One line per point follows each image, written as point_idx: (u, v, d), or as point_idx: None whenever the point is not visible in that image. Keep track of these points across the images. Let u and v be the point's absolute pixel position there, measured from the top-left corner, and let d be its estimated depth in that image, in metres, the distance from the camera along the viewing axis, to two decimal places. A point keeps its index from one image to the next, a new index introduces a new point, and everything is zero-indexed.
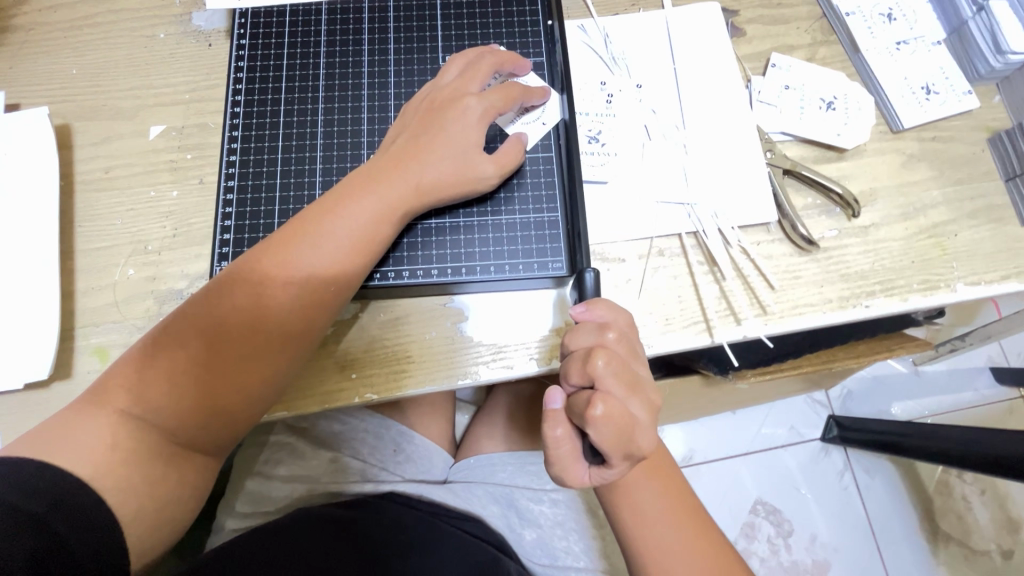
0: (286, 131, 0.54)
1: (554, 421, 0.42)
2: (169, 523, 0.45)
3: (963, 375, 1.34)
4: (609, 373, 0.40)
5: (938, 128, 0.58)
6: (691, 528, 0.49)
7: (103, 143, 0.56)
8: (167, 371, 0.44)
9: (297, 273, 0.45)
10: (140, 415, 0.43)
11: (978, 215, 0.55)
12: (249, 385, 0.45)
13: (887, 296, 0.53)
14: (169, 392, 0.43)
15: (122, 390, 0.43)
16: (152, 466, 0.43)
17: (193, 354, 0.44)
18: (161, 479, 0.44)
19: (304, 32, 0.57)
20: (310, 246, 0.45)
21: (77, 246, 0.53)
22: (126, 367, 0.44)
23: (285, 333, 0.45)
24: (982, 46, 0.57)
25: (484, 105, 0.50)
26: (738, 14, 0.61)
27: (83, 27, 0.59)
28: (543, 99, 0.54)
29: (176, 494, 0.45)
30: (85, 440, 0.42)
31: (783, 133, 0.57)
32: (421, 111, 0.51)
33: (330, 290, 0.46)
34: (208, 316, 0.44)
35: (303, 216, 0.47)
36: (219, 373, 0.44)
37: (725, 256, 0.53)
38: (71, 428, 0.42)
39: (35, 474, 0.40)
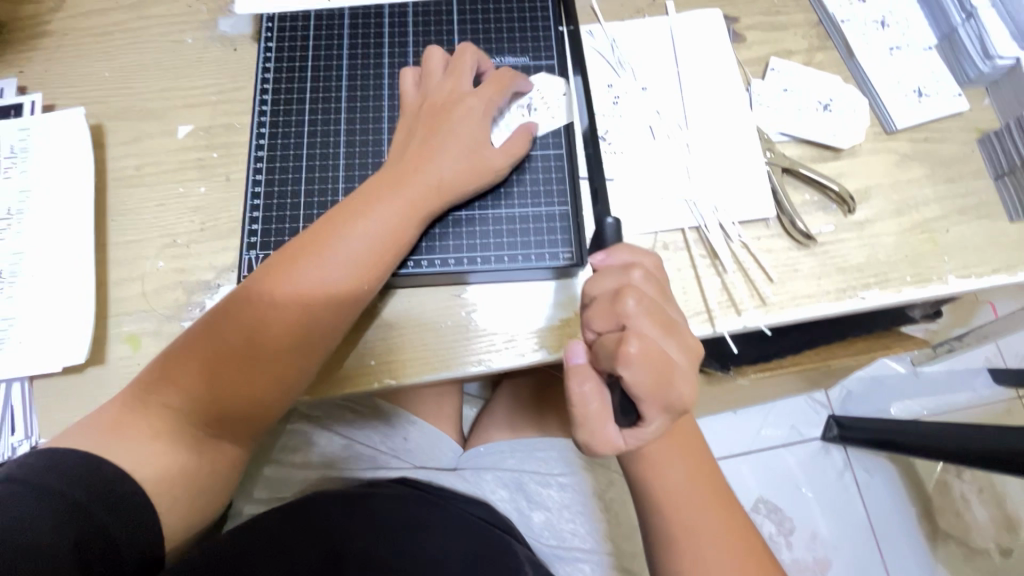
0: (310, 129, 0.57)
1: (580, 377, 0.43)
2: (206, 506, 0.48)
3: (960, 376, 1.36)
4: (641, 311, 0.42)
5: (930, 129, 0.60)
6: (699, 496, 0.51)
7: (133, 142, 0.59)
8: (197, 372, 0.46)
9: (328, 271, 0.47)
10: (178, 399, 0.46)
11: (967, 212, 0.58)
12: (287, 375, 0.47)
13: (882, 289, 0.55)
14: (211, 386, 0.46)
15: (157, 377, 0.46)
16: (182, 455, 0.46)
17: (224, 357, 0.46)
18: (191, 470, 0.46)
19: (326, 35, 0.60)
20: (340, 246, 0.48)
21: (109, 239, 0.55)
22: (157, 368, 0.47)
23: (316, 329, 0.48)
24: (971, 51, 0.60)
25: (483, 102, 0.53)
26: (739, 21, 0.64)
27: (114, 33, 0.62)
28: (526, 87, 0.57)
29: (209, 481, 0.47)
30: (122, 428, 0.45)
31: (782, 133, 0.60)
32: (424, 114, 0.53)
33: (362, 284, 0.49)
34: (240, 316, 0.47)
35: (329, 221, 0.49)
36: (257, 368, 0.46)
37: (726, 249, 0.56)
38: (111, 417, 0.45)
39: (79, 462, 0.43)
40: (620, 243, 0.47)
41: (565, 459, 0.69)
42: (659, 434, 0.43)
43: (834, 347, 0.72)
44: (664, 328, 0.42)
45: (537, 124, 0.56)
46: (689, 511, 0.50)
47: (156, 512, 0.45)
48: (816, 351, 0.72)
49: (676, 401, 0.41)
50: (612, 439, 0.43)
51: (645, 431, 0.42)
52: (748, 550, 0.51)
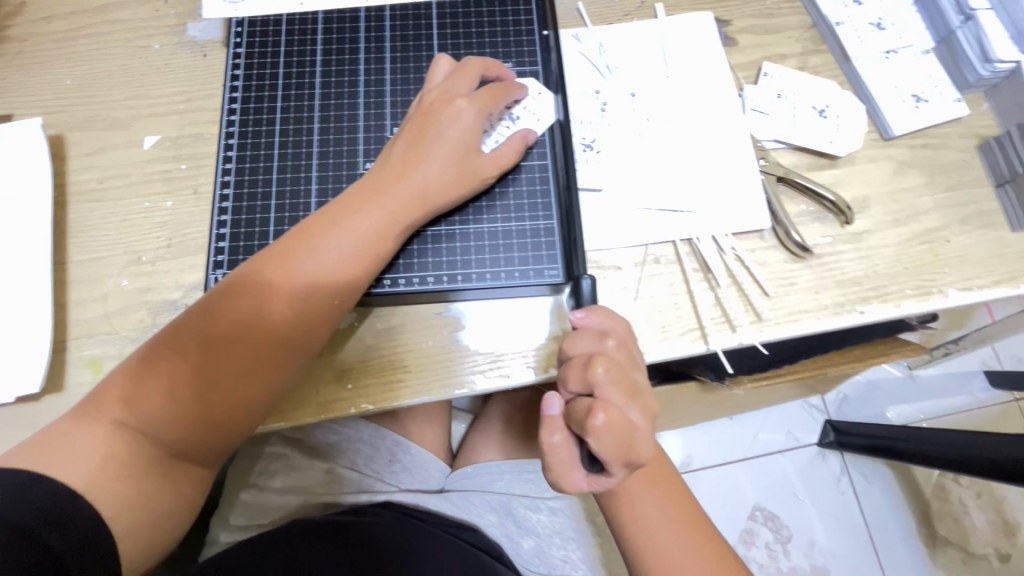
0: (282, 139, 0.54)
1: (550, 427, 0.40)
2: (167, 535, 0.44)
3: (955, 380, 1.35)
4: (608, 379, 0.40)
5: (928, 135, 0.58)
6: (676, 520, 0.49)
7: (97, 154, 0.56)
8: (156, 394, 0.43)
9: (299, 286, 0.45)
10: (138, 428, 0.43)
11: (969, 220, 0.56)
12: (255, 394, 0.45)
13: (881, 302, 0.53)
14: (172, 403, 0.43)
15: (116, 404, 0.43)
16: (143, 478, 0.42)
17: (186, 378, 0.43)
18: (151, 494, 0.43)
19: (300, 41, 0.57)
20: (313, 257, 0.45)
21: (70, 257, 0.52)
22: (117, 385, 0.44)
23: (286, 348, 0.45)
24: (970, 54, 0.58)
25: (475, 106, 0.50)
26: (730, 24, 0.62)
27: (77, 39, 0.59)
28: (522, 94, 0.53)
29: (173, 505, 0.44)
30: (71, 447, 0.41)
31: (776, 141, 0.58)
32: (415, 118, 0.50)
33: (336, 297, 0.46)
34: (206, 330, 0.44)
35: (303, 230, 0.47)
36: (223, 386, 0.44)
37: (719, 262, 0.53)
38: (66, 437, 0.42)
39: (27, 487, 0.39)
40: (594, 304, 0.47)
41: None
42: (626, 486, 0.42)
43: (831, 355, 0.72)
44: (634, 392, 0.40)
45: (535, 133, 0.53)
46: (665, 543, 0.48)
47: (113, 539, 0.41)
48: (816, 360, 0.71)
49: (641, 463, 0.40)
50: (579, 486, 0.42)
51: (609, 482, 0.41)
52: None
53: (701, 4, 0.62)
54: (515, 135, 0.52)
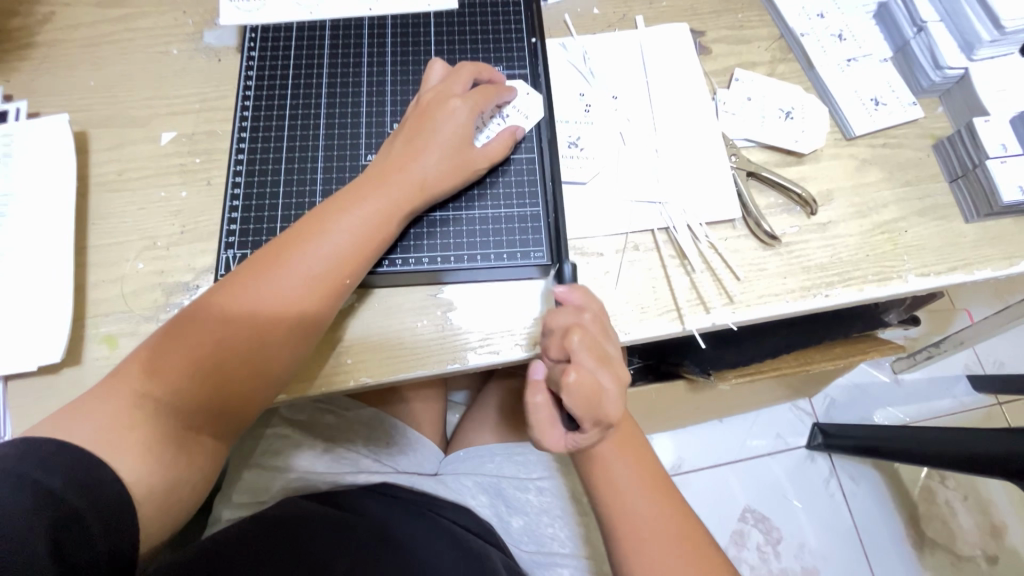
0: (291, 134, 0.59)
1: (534, 388, 0.45)
2: (181, 502, 0.47)
3: (939, 383, 1.39)
4: (582, 346, 0.43)
5: (887, 136, 0.63)
6: (646, 484, 0.52)
7: (117, 148, 0.60)
8: (173, 369, 0.46)
9: (309, 266, 0.49)
10: (157, 397, 0.46)
11: (926, 213, 0.60)
12: (268, 366, 0.48)
13: (845, 286, 0.57)
14: (191, 374, 0.46)
15: (135, 378, 0.46)
16: (160, 445, 0.45)
17: (203, 353, 0.47)
18: (170, 460, 0.45)
19: (308, 46, 0.62)
20: (323, 240, 0.49)
21: (90, 242, 0.56)
22: (135, 363, 0.47)
23: (298, 322, 0.49)
24: (923, 62, 0.63)
25: (469, 105, 0.54)
26: (705, 35, 0.67)
27: (102, 44, 0.64)
28: (511, 95, 0.58)
29: (187, 473, 0.47)
30: (94, 417, 0.44)
31: (747, 140, 0.62)
32: (414, 116, 0.55)
33: (344, 277, 0.50)
34: (221, 309, 0.47)
35: (312, 217, 0.51)
36: (239, 358, 0.47)
37: (694, 249, 0.58)
38: (90, 407, 0.45)
39: (55, 450, 0.41)
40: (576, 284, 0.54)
41: (544, 463, 0.70)
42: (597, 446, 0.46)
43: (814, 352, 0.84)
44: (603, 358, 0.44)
45: (524, 129, 0.58)
46: (637, 505, 0.51)
47: (133, 503, 0.43)
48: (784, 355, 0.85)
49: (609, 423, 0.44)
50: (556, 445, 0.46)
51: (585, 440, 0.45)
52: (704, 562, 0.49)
53: (678, 17, 0.68)
54: (505, 131, 0.57)
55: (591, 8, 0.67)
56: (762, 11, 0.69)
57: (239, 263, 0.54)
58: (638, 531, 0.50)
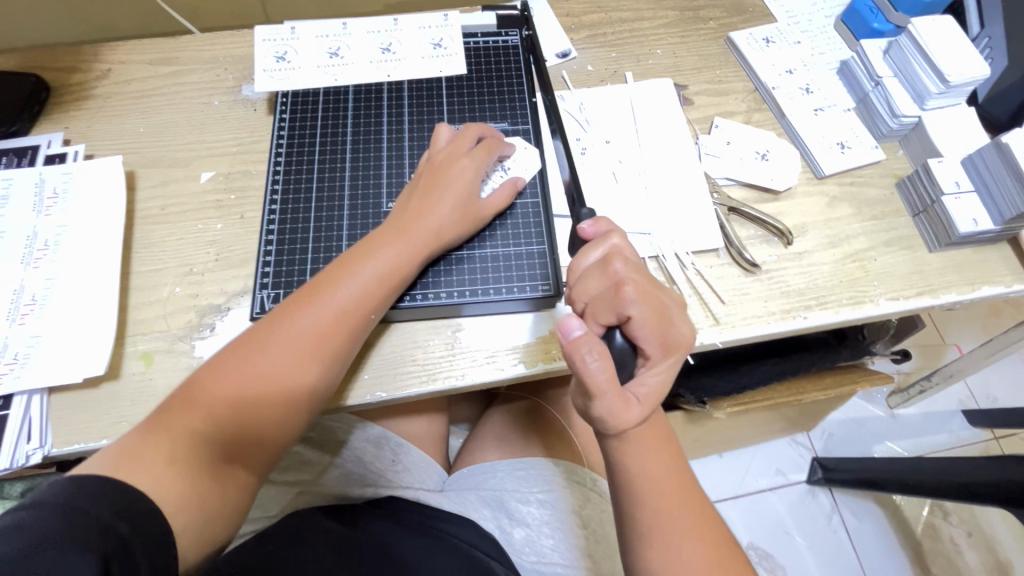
0: (319, 183, 0.65)
1: (586, 348, 0.47)
2: (213, 532, 0.50)
3: (935, 416, 1.41)
4: (626, 268, 0.51)
5: (854, 176, 0.70)
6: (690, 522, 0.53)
7: (161, 186, 0.67)
8: (211, 404, 0.50)
9: (338, 306, 0.54)
10: (198, 431, 0.50)
11: (892, 244, 0.66)
12: (305, 396, 0.53)
13: (822, 309, 0.62)
14: (234, 406, 0.51)
15: (174, 413, 0.50)
16: (197, 480, 0.49)
17: (240, 388, 0.51)
18: (206, 494, 0.49)
19: (334, 104, 0.69)
20: (352, 282, 0.55)
21: (133, 268, 0.62)
22: (173, 400, 0.51)
23: (328, 355, 0.53)
24: (881, 111, 0.71)
25: (475, 162, 0.61)
26: (687, 88, 0.76)
27: (152, 96, 0.73)
28: (509, 148, 0.66)
29: (220, 506, 0.50)
30: (136, 457, 0.47)
31: (728, 178, 0.69)
32: (426, 172, 0.61)
33: (370, 312, 0.55)
34: (255, 349, 0.52)
35: (338, 264, 0.56)
36: (277, 391, 0.52)
37: (682, 276, 0.63)
38: (135, 447, 0.48)
39: (104, 485, 0.44)
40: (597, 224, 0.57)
41: (545, 478, 0.72)
42: (662, 377, 0.51)
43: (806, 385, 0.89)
44: (657, 323, 0.50)
45: (524, 179, 0.65)
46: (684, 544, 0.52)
47: (172, 534, 0.46)
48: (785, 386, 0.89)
49: (679, 336, 0.51)
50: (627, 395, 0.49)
51: (650, 373, 0.51)
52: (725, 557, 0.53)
53: (662, 73, 0.76)
54: (507, 183, 0.63)
55: (586, 66, 0.76)
56: (738, 68, 0.78)
57: (273, 302, 0.59)
58: (671, 532, 0.52)
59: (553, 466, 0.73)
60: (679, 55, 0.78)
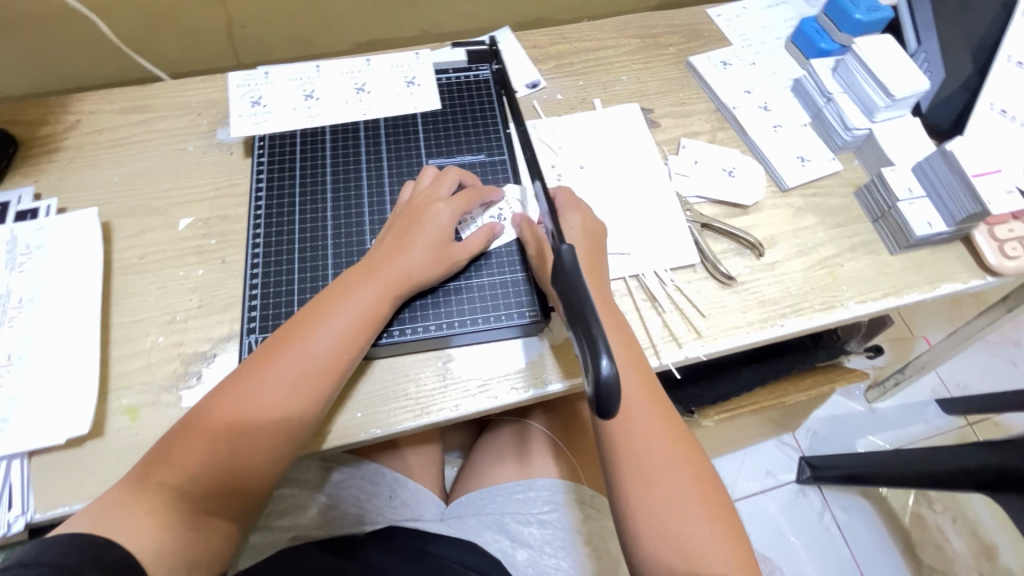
0: (300, 222, 0.65)
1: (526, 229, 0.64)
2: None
3: (912, 408, 1.46)
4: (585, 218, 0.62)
5: (815, 187, 0.74)
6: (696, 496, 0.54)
7: (138, 235, 0.66)
8: (189, 455, 0.49)
9: (313, 348, 0.53)
10: (176, 485, 0.49)
11: (856, 249, 0.70)
12: (284, 440, 0.51)
13: (797, 316, 0.65)
14: (210, 456, 0.50)
15: (152, 469, 0.49)
16: (173, 529, 0.48)
17: (217, 438, 0.50)
18: (183, 545, 0.48)
19: (312, 143, 0.70)
20: (325, 324, 0.54)
21: (113, 320, 0.61)
22: (151, 458, 0.50)
23: (305, 400, 0.52)
24: (835, 125, 0.76)
25: (452, 208, 0.61)
26: (653, 112, 0.79)
27: (125, 145, 0.72)
28: (497, 196, 0.66)
29: (201, 553, 0.50)
30: (112, 514, 0.47)
31: (698, 196, 0.72)
32: (404, 216, 0.62)
33: (344, 355, 0.54)
34: (231, 397, 0.51)
35: (313, 308, 0.56)
36: (255, 437, 0.50)
37: (662, 292, 0.65)
38: (109, 503, 0.48)
39: (86, 543, 0.44)
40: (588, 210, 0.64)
41: (544, 498, 0.72)
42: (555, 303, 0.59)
43: (787, 386, 0.91)
44: (588, 270, 0.59)
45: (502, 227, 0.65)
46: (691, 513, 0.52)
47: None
48: (771, 391, 0.90)
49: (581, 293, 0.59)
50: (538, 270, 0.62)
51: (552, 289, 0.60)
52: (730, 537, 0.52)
53: (629, 99, 0.80)
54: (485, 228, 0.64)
55: (555, 95, 0.79)
56: (699, 90, 0.82)
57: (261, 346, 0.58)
58: (665, 502, 0.52)
59: (552, 485, 0.73)
60: (643, 81, 0.82)
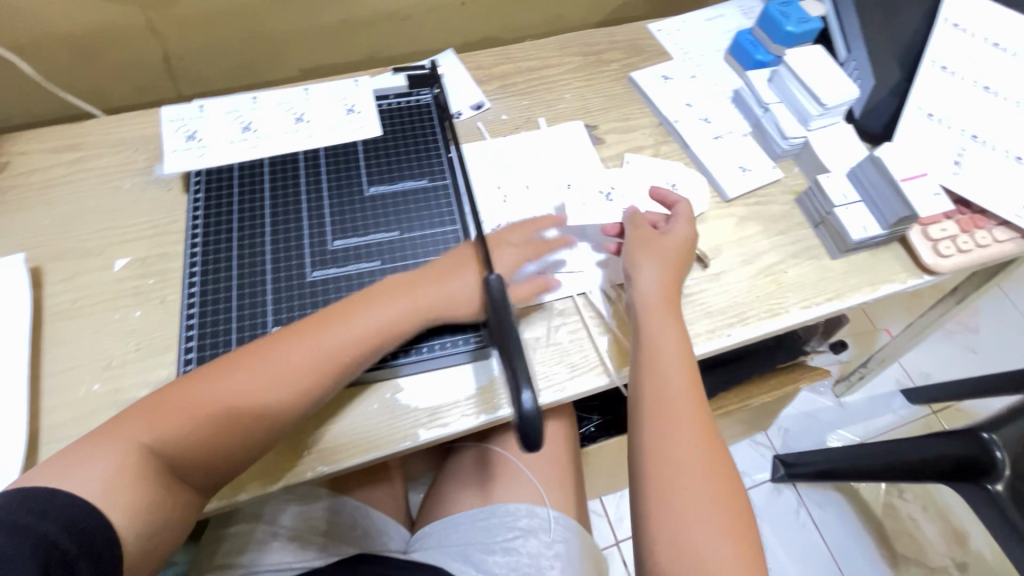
0: (239, 257, 0.64)
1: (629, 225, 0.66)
2: (164, 547, 0.49)
3: (879, 400, 1.49)
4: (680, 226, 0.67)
5: (757, 195, 0.76)
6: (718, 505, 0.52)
7: (72, 279, 0.64)
8: (189, 414, 0.50)
9: (330, 341, 0.55)
10: (157, 440, 0.49)
11: (799, 255, 0.71)
12: (264, 422, 0.52)
13: (743, 324, 0.66)
14: (204, 419, 0.50)
15: (144, 420, 0.50)
16: (153, 485, 0.48)
17: (219, 408, 0.51)
18: (150, 505, 0.47)
19: (250, 177, 0.69)
20: (350, 321, 0.56)
21: (45, 369, 0.59)
22: (148, 408, 0.51)
23: (303, 391, 0.53)
24: (773, 134, 0.78)
25: (518, 254, 0.64)
26: (598, 128, 0.80)
27: (56, 186, 0.70)
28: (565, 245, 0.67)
29: (173, 518, 0.49)
30: (86, 461, 0.47)
31: (644, 210, 0.73)
32: (461, 250, 0.64)
33: (339, 364, 0.54)
34: (245, 370, 0.53)
35: (342, 306, 0.58)
36: (248, 411, 0.51)
37: (609, 309, 0.66)
38: (81, 453, 0.47)
39: (50, 496, 0.44)
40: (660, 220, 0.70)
41: (508, 524, 0.71)
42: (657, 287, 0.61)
43: (751, 388, 0.96)
44: (675, 273, 0.63)
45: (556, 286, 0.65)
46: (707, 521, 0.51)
47: (111, 535, 0.45)
48: (737, 393, 0.95)
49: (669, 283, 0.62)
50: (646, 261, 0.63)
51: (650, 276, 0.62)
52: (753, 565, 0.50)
53: (573, 116, 0.81)
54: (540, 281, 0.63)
55: (500, 115, 0.79)
56: (642, 105, 0.83)
57: None
58: (687, 512, 0.52)
59: (516, 510, 0.72)
60: (587, 98, 0.83)
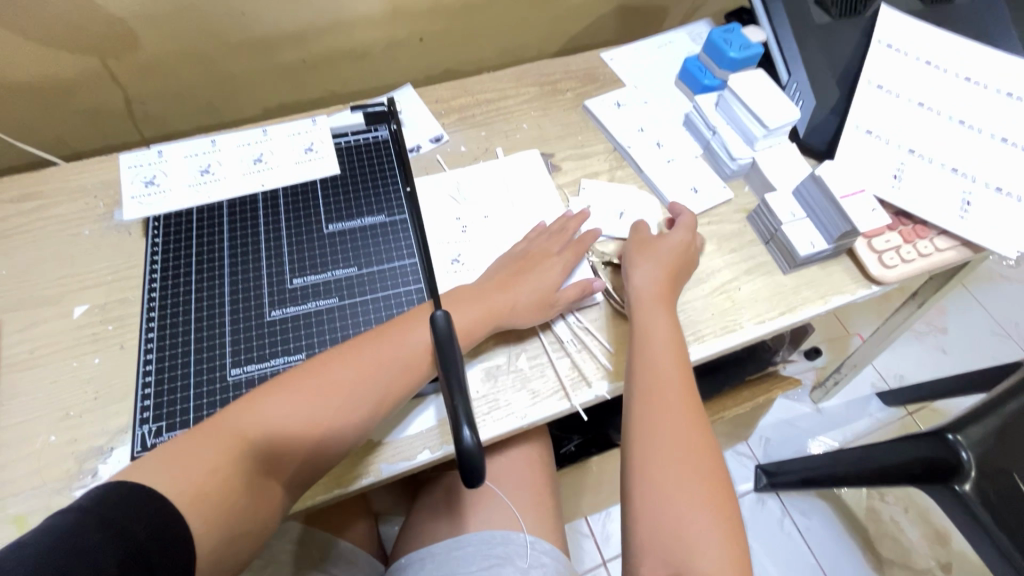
0: (197, 300, 0.65)
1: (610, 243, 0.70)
2: (240, 549, 0.48)
3: (855, 404, 1.51)
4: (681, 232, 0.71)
5: (710, 215, 0.78)
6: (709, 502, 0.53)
7: (29, 328, 0.64)
8: (274, 415, 0.52)
9: (399, 346, 0.58)
10: (243, 440, 0.51)
11: (752, 271, 0.74)
12: (348, 423, 0.54)
13: (700, 342, 0.68)
14: (282, 422, 0.52)
15: (228, 422, 0.51)
16: (235, 487, 0.49)
17: (303, 410, 0.53)
18: (237, 501, 0.48)
19: (209, 219, 0.70)
20: (414, 328, 0.59)
21: (0, 423, 0.58)
22: (232, 410, 0.52)
23: (379, 394, 0.56)
24: (722, 156, 0.80)
25: (564, 264, 0.67)
26: (554, 155, 0.82)
27: (15, 235, 0.70)
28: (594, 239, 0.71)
29: (251, 520, 0.49)
30: (174, 458, 0.48)
31: (602, 234, 0.75)
32: (518, 258, 0.67)
33: (415, 373, 0.58)
34: (323, 375, 0.55)
35: (403, 318, 0.61)
36: (330, 413, 0.53)
37: (568, 333, 0.67)
38: (174, 453, 0.48)
39: (144, 493, 0.44)
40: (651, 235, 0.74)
41: (482, 554, 0.70)
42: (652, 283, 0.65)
43: (727, 401, 0.96)
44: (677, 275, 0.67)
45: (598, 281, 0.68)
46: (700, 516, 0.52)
47: (190, 533, 0.45)
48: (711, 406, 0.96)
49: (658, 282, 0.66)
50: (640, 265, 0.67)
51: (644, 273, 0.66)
52: (741, 559, 0.51)
53: (530, 145, 0.83)
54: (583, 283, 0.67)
55: (459, 146, 0.81)
56: (597, 131, 0.86)
57: (154, 436, 0.57)
58: (679, 504, 0.53)
59: (490, 538, 0.72)
60: (544, 127, 0.85)
